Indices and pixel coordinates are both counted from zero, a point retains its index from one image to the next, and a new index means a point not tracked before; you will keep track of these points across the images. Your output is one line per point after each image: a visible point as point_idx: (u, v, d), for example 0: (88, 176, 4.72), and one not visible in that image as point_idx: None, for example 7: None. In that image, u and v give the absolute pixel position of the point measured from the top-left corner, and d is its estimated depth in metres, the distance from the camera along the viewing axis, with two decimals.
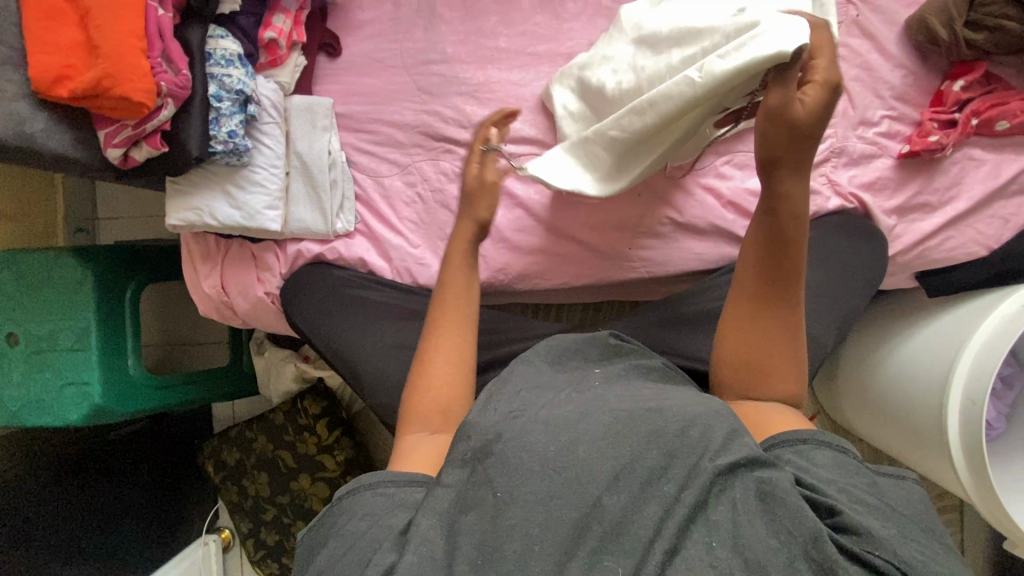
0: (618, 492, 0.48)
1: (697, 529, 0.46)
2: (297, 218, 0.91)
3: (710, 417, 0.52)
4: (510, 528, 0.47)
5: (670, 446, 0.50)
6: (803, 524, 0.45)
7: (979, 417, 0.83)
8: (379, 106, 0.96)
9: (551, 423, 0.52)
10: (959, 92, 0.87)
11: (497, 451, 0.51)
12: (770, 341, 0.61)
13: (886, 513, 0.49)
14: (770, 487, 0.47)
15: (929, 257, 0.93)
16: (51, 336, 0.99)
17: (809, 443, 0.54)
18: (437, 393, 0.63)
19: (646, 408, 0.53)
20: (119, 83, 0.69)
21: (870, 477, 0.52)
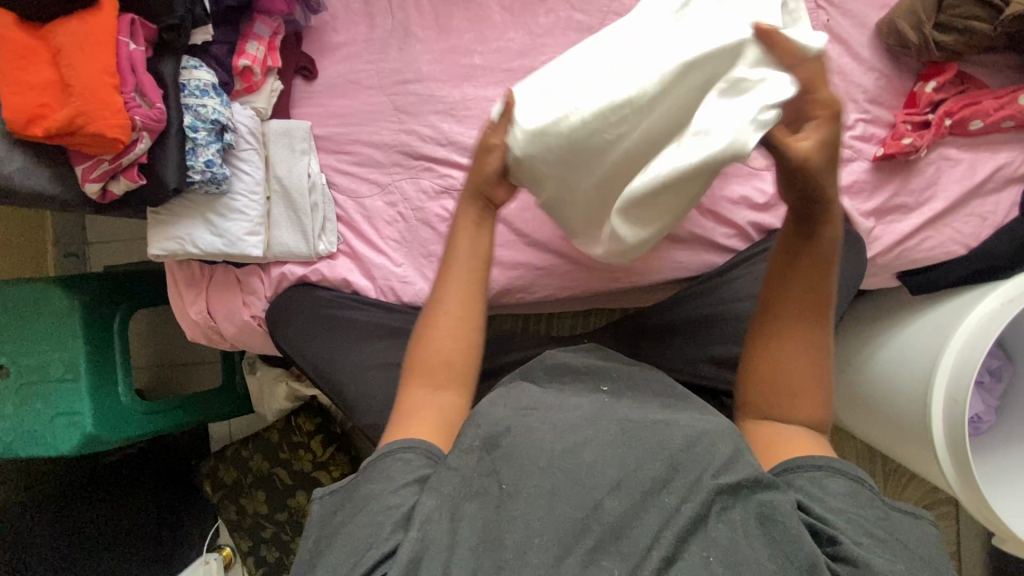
0: (619, 498, 0.51)
1: (694, 542, 0.49)
2: (279, 241, 0.92)
3: (716, 433, 0.55)
4: (511, 518, 0.51)
5: (674, 460, 0.53)
6: (800, 552, 0.48)
7: (961, 416, 0.84)
8: (357, 127, 0.96)
9: (562, 428, 0.56)
10: (932, 94, 0.88)
11: (505, 444, 0.54)
12: (795, 355, 0.61)
13: (892, 545, 0.50)
14: (771, 511, 0.50)
15: (908, 258, 0.93)
16: (41, 368, 0.99)
17: (822, 469, 0.55)
18: (438, 347, 0.63)
19: (656, 421, 0.57)
20: (93, 121, 0.70)
21: (883, 511, 0.53)
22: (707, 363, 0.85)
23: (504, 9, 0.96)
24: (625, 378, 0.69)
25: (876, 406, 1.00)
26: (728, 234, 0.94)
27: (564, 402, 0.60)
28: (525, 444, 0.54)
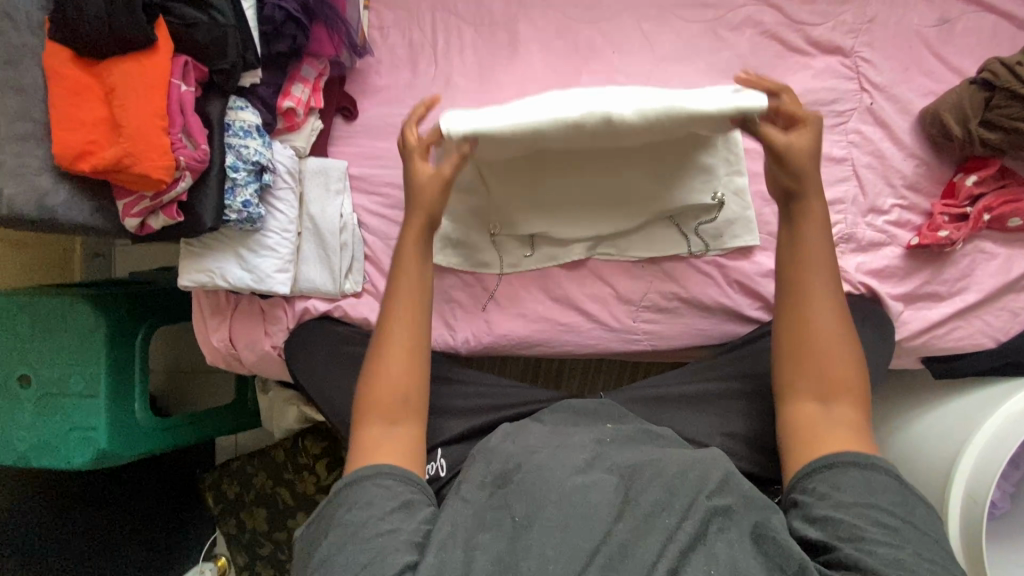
0: (624, 523, 0.58)
1: (697, 557, 0.56)
2: (306, 277, 0.93)
3: (709, 462, 0.63)
4: (527, 547, 0.57)
5: (671, 485, 0.60)
6: (792, 557, 0.55)
7: (979, 516, 0.82)
8: (392, 170, 0.97)
9: (568, 465, 0.64)
10: (972, 187, 0.86)
11: (516, 479, 0.63)
12: (829, 347, 0.67)
13: (904, 532, 0.56)
14: (764, 527, 0.57)
15: (936, 345, 0.92)
16: (62, 380, 1.01)
17: (836, 466, 0.61)
18: (406, 330, 0.72)
19: (649, 459, 0.64)
20: (139, 162, 0.71)
21: (902, 496, 0.58)
22: (724, 438, 0.84)
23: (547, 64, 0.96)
24: (631, 434, 0.73)
25: None
26: (755, 307, 0.93)
27: (567, 444, 0.68)
28: (534, 478, 0.62)
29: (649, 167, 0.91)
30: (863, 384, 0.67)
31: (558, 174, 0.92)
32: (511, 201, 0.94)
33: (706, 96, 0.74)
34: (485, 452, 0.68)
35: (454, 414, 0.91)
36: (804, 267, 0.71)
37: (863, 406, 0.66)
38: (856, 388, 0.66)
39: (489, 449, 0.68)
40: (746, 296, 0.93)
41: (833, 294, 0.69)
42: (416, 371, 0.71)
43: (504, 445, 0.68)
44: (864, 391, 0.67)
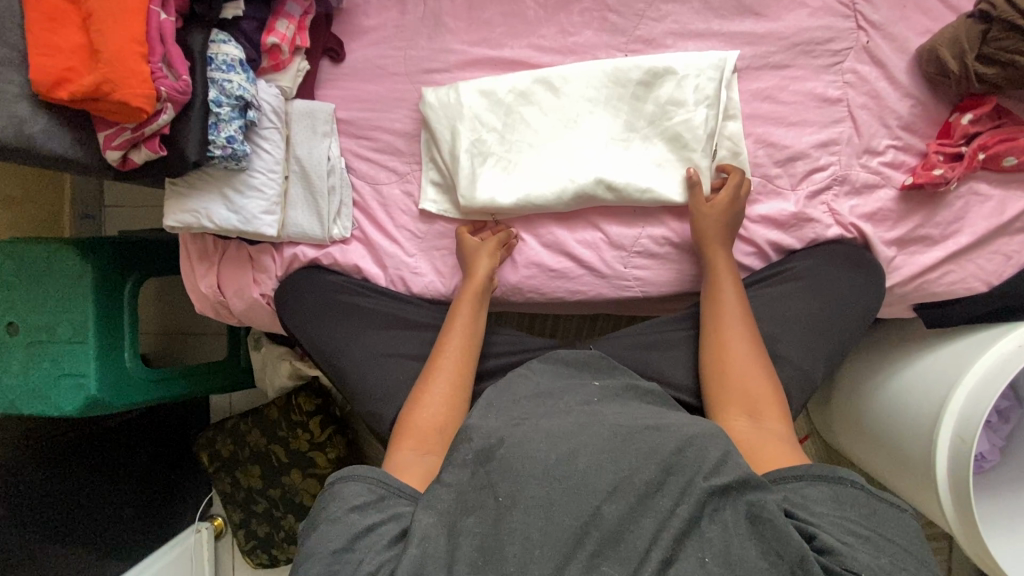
0: (616, 502, 0.56)
1: (690, 544, 0.55)
2: (294, 222, 0.92)
3: (702, 438, 0.60)
4: (511, 530, 0.56)
5: (668, 463, 0.58)
6: (789, 546, 0.53)
7: (967, 456, 0.83)
8: (381, 114, 0.96)
9: (553, 436, 0.61)
10: (967, 126, 0.85)
11: (498, 456, 0.60)
12: (736, 356, 0.76)
13: (876, 542, 0.55)
14: (759, 510, 0.55)
15: (928, 290, 0.92)
16: (50, 328, 1.00)
17: (805, 479, 0.60)
18: (432, 417, 0.73)
19: (646, 427, 0.62)
20: (118, 88, 0.69)
21: (869, 505, 0.58)
22: None
23: (538, 3, 0.94)
24: (618, 390, 0.74)
25: (880, 436, 1.01)
26: (748, 253, 0.92)
27: (556, 412, 0.66)
28: (518, 455, 0.59)
29: (644, 129, 0.91)
30: (777, 400, 0.72)
31: (558, 131, 0.92)
32: (506, 158, 0.92)
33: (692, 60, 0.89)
34: (465, 429, 0.64)
35: None
36: (711, 283, 0.84)
37: (785, 421, 0.70)
38: (771, 406, 0.71)
39: (470, 427, 0.63)
40: (739, 241, 0.92)
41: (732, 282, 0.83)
42: (459, 395, 0.77)
43: (486, 422, 0.65)
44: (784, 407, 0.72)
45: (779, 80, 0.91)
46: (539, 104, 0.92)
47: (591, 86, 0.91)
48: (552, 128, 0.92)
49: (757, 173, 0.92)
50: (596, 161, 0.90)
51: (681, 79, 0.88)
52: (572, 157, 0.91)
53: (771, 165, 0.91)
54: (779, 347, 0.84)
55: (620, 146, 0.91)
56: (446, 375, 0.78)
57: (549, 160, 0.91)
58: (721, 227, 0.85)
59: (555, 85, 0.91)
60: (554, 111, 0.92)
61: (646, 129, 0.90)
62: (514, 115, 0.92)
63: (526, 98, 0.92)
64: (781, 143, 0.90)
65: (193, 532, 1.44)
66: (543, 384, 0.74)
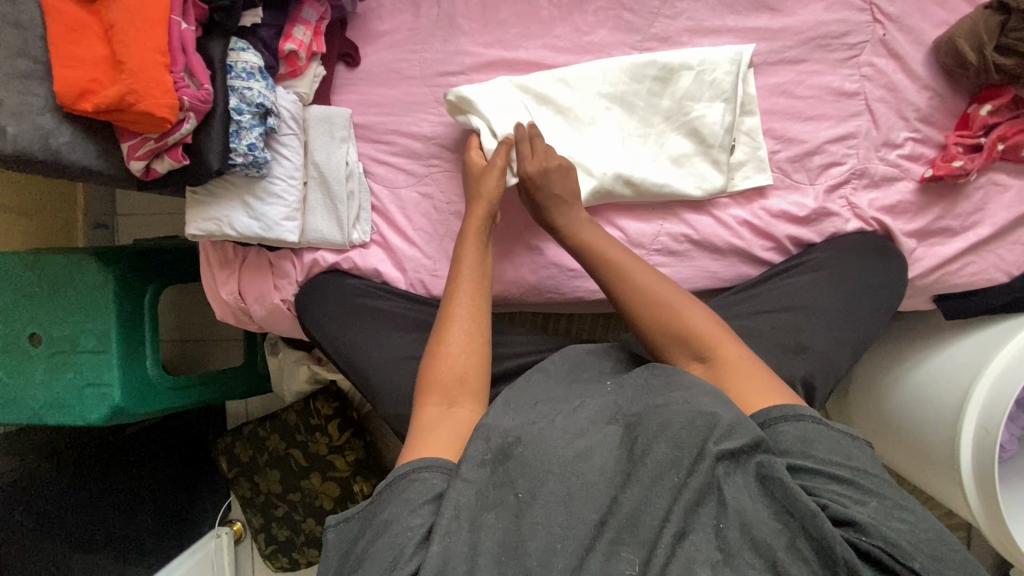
0: (632, 487, 0.56)
1: (704, 511, 0.54)
2: (314, 227, 0.93)
3: (716, 406, 0.58)
4: (533, 525, 0.56)
5: (677, 438, 0.57)
6: (800, 506, 0.52)
7: (993, 447, 0.84)
8: (397, 118, 0.96)
9: (568, 433, 0.62)
10: (986, 117, 0.85)
11: (517, 454, 0.60)
12: (653, 296, 0.72)
13: (865, 486, 0.54)
14: (767, 471, 0.54)
15: (948, 281, 0.92)
16: (73, 338, 1.00)
17: (779, 419, 0.59)
18: (454, 368, 0.68)
19: (654, 405, 0.61)
20: (142, 99, 0.69)
21: (843, 445, 0.57)
22: None
23: (552, 3, 0.94)
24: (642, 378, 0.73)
25: (899, 428, 1.02)
26: (767, 248, 0.91)
27: (571, 408, 0.66)
28: (534, 454, 0.59)
29: (655, 125, 0.92)
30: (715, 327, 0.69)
31: (575, 126, 0.92)
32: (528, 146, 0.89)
33: (711, 52, 0.88)
34: (484, 426, 0.63)
35: None
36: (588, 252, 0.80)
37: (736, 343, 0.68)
38: (717, 341, 0.67)
39: (488, 424, 0.63)
40: (758, 236, 0.91)
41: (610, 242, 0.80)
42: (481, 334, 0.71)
43: (503, 420, 0.64)
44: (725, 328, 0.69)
45: (795, 74, 0.91)
46: (561, 99, 0.91)
47: (607, 81, 0.90)
48: (571, 122, 0.92)
49: (775, 168, 0.92)
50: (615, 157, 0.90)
51: (699, 73, 0.88)
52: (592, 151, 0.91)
53: (789, 160, 0.91)
54: (804, 338, 0.83)
55: (634, 144, 0.92)
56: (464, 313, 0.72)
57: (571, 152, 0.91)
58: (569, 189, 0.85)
59: (578, 81, 0.91)
60: (574, 106, 0.91)
61: (661, 125, 0.91)
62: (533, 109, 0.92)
63: (546, 92, 0.91)
64: (798, 138, 0.91)
65: (212, 538, 1.46)
66: (559, 386, 0.74)
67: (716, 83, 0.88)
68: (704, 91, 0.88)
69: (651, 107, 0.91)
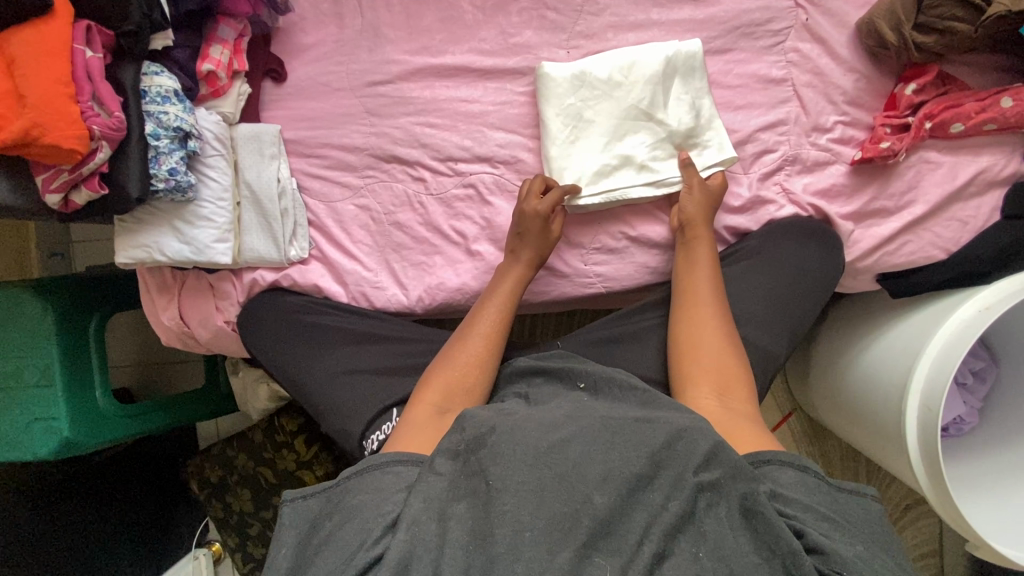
0: (606, 492, 0.55)
1: (685, 538, 0.54)
2: (249, 247, 0.92)
3: (695, 429, 0.59)
4: (502, 513, 0.54)
5: (657, 456, 0.57)
6: (782, 540, 0.52)
7: (934, 424, 0.84)
8: (328, 131, 0.95)
9: (545, 428, 0.60)
10: (911, 96, 0.85)
11: (490, 443, 0.59)
12: (707, 328, 0.77)
13: (847, 528, 0.56)
14: (752, 504, 0.54)
15: (888, 262, 0.92)
16: (16, 373, 0.99)
17: (773, 463, 0.60)
18: (458, 381, 0.74)
19: (635, 420, 0.61)
20: (48, 132, 0.68)
21: (830, 492, 0.59)
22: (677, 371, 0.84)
23: (476, 7, 0.93)
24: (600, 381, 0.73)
25: (859, 412, 1.01)
26: None
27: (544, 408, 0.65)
28: (508, 442, 0.58)
29: (621, 120, 0.89)
30: (745, 378, 0.72)
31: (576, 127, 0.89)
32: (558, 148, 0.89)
33: (648, 48, 0.88)
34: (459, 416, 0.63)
35: (408, 371, 0.89)
36: (687, 262, 0.84)
37: (753, 401, 0.70)
38: (740, 386, 0.70)
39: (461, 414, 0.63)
40: None
41: (705, 254, 0.84)
42: (485, 365, 0.77)
43: (479, 412, 0.64)
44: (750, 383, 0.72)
45: (722, 64, 0.91)
46: (574, 98, 0.89)
47: (586, 82, 0.89)
48: (574, 122, 0.89)
49: None
50: (598, 156, 0.88)
51: (635, 68, 0.88)
52: (589, 151, 0.89)
53: None
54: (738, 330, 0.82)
55: (613, 141, 0.89)
56: (477, 336, 0.79)
57: (581, 152, 0.89)
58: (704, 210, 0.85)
59: (587, 80, 0.89)
60: (582, 106, 0.89)
61: (625, 120, 0.89)
62: (554, 106, 0.89)
63: (563, 91, 0.89)
64: (729, 127, 0.90)
65: (189, 561, 1.41)
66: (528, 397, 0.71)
67: (664, 78, 0.88)
68: (653, 84, 0.88)
69: (615, 103, 0.89)
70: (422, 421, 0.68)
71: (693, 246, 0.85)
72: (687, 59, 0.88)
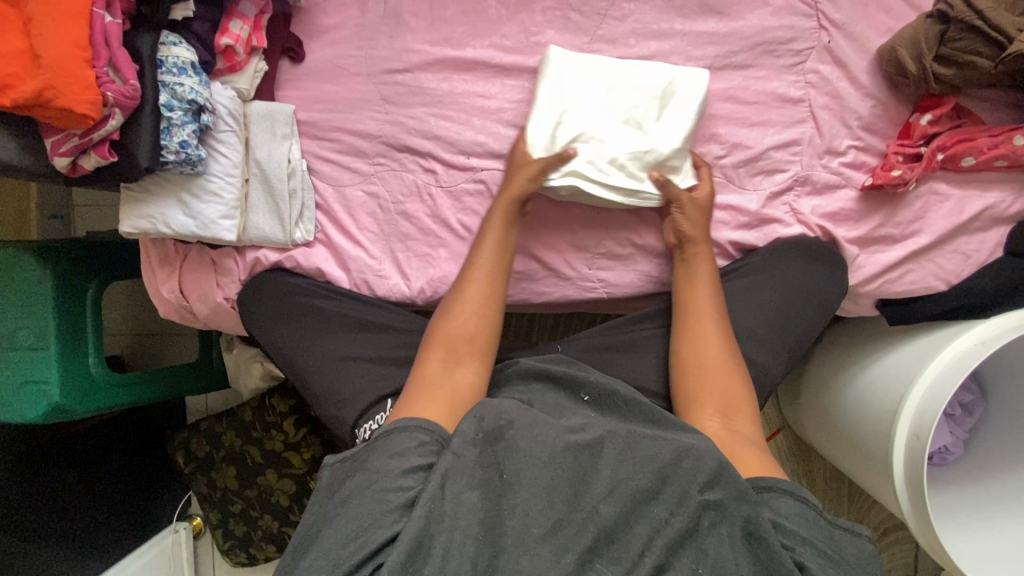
0: (613, 503, 0.55)
1: (685, 554, 0.54)
2: (254, 226, 0.91)
3: (704, 447, 0.59)
4: (512, 507, 0.55)
5: (665, 471, 0.57)
6: (781, 565, 0.53)
7: (923, 455, 0.84)
8: (342, 115, 0.95)
9: (560, 430, 0.61)
10: (926, 127, 0.86)
11: (508, 436, 0.59)
12: (711, 348, 0.78)
13: (843, 565, 0.56)
14: (755, 528, 0.55)
15: (889, 289, 0.92)
16: (10, 334, 0.99)
17: (773, 491, 0.60)
18: (463, 333, 0.74)
19: (644, 433, 0.61)
20: (61, 95, 0.67)
21: (828, 529, 0.59)
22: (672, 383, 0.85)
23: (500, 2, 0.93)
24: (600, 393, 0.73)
25: (847, 431, 1.02)
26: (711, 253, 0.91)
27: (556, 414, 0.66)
28: (525, 441, 0.59)
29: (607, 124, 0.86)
30: (750, 402, 0.73)
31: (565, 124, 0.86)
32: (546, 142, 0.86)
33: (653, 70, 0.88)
34: (478, 405, 0.62)
35: (404, 362, 0.89)
36: (685, 281, 0.84)
37: (756, 424, 0.71)
38: (746, 407, 0.72)
39: (483, 404, 0.63)
40: None
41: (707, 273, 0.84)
42: (489, 307, 0.78)
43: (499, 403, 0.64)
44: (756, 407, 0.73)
45: (741, 79, 0.90)
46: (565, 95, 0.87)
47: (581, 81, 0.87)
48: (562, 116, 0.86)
49: (718, 172, 0.92)
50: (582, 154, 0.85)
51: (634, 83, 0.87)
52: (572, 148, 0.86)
53: (733, 165, 0.91)
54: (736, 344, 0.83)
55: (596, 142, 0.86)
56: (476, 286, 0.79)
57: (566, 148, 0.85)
58: (701, 217, 0.85)
59: (585, 80, 0.87)
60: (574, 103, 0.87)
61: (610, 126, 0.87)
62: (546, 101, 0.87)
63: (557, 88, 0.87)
64: (743, 143, 0.90)
65: (171, 532, 1.43)
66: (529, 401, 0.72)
67: (662, 101, 0.87)
68: (649, 103, 0.86)
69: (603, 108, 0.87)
70: (432, 379, 0.69)
71: (693, 263, 0.85)
72: (692, 83, 0.86)
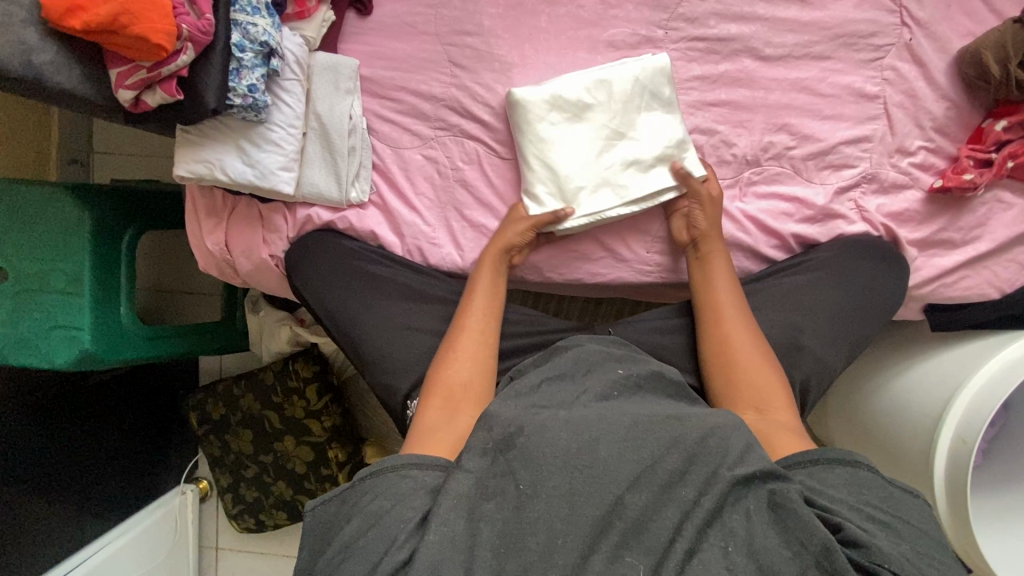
0: (638, 492, 0.53)
1: (713, 533, 0.52)
2: (309, 181, 0.88)
3: (723, 430, 0.57)
4: (533, 520, 0.52)
5: (690, 452, 0.55)
6: (814, 537, 0.50)
7: (967, 457, 0.84)
8: (407, 74, 0.92)
9: (572, 424, 0.57)
10: (1001, 133, 0.85)
11: (519, 444, 0.56)
12: (740, 342, 0.77)
13: (897, 529, 0.55)
14: (781, 498, 0.53)
15: (943, 294, 0.93)
16: (40, 276, 0.95)
17: (820, 463, 0.59)
18: (461, 381, 0.72)
19: (667, 417, 0.59)
20: (137, 21, 0.64)
21: (886, 490, 0.58)
22: None
23: None
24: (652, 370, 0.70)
25: (879, 435, 1.01)
26: (772, 244, 0.91)
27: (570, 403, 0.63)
28: (538, 443, 0.55)
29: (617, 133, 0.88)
30: (783, 388, 0.72)
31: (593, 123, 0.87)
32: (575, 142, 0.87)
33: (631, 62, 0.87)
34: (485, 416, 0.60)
35: None
36: (705, 277, 0.84)
37: (792, 411, 0.71)
38: (779, 395, 0.71)
39: (490, 414, 0.60)
40: (765, 233, 0.90)
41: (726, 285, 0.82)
42: (486, 351, 0.76)
43: (506, 408, 0.61)
44: (790, 395, 0.72)
45: (818, 71, 0.89)
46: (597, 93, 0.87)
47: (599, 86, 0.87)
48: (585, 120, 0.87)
49: (787, 163, 0.91)
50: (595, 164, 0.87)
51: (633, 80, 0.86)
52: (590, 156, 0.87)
53: (802, 157, 0.90)
54: (802, 338, 0.83)
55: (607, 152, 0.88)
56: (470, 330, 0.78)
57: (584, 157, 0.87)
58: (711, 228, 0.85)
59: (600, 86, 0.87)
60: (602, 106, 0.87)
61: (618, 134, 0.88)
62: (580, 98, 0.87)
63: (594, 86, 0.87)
64: (814, 136, 0.89)
65: (177, 494, 1.44)
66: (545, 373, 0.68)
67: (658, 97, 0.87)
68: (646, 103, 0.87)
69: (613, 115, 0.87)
70: (432, 424, 0.66)
71: (709, 262, 0.84)
72: (658, 73, 0.87)
